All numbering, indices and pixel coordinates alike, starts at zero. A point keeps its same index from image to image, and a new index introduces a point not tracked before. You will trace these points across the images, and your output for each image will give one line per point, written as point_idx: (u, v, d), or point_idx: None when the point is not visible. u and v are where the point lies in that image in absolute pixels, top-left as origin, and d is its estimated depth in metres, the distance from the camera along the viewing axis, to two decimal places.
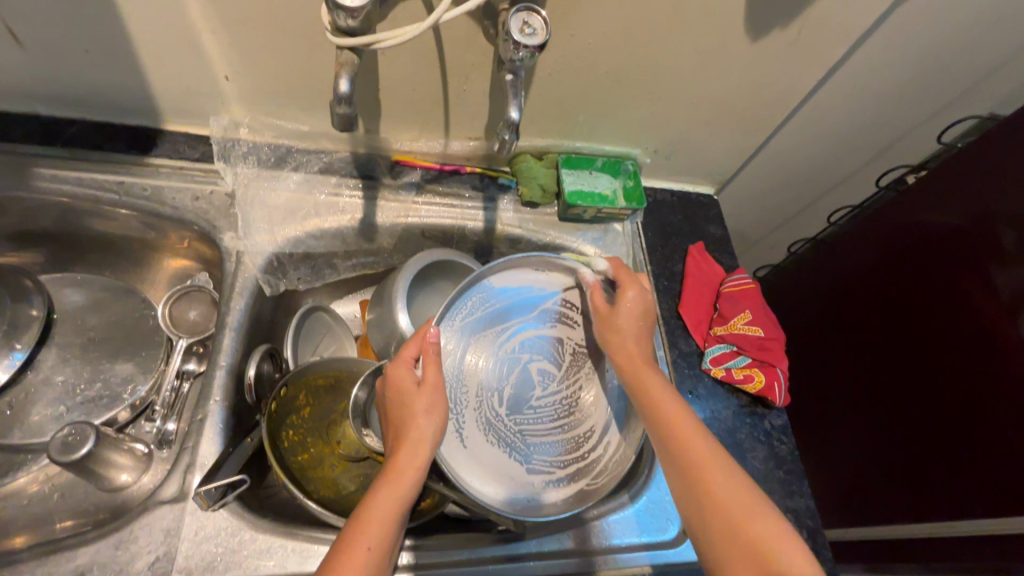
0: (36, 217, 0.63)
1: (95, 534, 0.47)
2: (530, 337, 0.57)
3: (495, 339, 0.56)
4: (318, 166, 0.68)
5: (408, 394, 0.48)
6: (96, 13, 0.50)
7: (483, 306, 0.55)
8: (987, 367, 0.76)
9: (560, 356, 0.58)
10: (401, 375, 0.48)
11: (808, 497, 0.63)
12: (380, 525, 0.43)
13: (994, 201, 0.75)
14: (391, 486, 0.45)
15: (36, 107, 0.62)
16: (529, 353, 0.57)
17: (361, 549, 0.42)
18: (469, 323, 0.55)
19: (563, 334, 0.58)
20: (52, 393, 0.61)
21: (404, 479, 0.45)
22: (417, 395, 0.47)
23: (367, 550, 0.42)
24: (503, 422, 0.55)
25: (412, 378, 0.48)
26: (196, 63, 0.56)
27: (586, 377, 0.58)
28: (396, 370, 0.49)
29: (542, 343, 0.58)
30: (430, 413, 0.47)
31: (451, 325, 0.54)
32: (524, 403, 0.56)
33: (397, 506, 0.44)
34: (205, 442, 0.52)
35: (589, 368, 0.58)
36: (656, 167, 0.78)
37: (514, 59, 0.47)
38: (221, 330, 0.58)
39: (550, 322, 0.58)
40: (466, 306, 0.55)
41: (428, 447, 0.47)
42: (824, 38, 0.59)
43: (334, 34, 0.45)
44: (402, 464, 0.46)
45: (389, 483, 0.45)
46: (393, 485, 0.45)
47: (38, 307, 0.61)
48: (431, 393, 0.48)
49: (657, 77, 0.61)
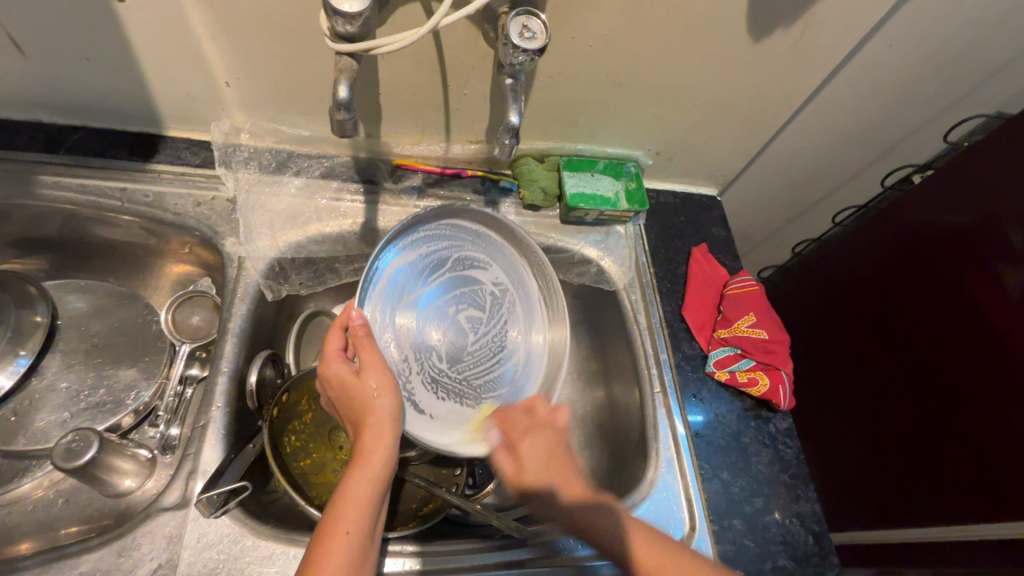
0: (40, 225, 0.63)
1: (99, 541, 0.47)
2: (448, 295, 0.59)
3: (415, 303, 0.57)
4: (319, 171, 0.68)
5: (352, 385, 0.47)
6: (97, 23, 0.50)
7: (398, 267, 0.55)
8: (994, 369, 0.75)
9: (478, 300, 0.61)
10: (336, 368, 0.48)
11: (814, 502, 0.63)
12: (356, 510, 0.42)
13: (1003, 200, 0.74)
14: (361, 470, 0.44)
15: (40, 114, 0.62)
16: (451, 305, 0.59)
17: (340, 535, 0.41)
18: (391, 295, 0.54)
19: (478, 286, 0.61)
20: (56, 398, 0.61)
21: (373, 460, 0.45)
22: (361, 382, 0.47)
23: (347, 535, 0.41)
24: (447, 376, 0.58)
25: (350, 368, 0.48)
26: (198, 70, 0.56)
27: (511, 325, 0.62)
28: (329, 365, 0.48)
29: (457, 294, 0.60)
30: (383, 391, 0.46)
31: (376, 300, 0.53)
32: (460, 353, 0.59)
33: (371, 487, 0.44)
34: (207, 449, 0.52)
35: (507, 303, 0.62)
36: (659, 169, 0.78)
37: (514, 63, 0.46)
38: (223, 336, 0.58)
39: (459, 270, 0.60)
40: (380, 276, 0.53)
41: (392, 425, 0.47)
42: (827, 38, 0.58)
43: (333, 40, 0.46)
44: (367, 447, 0.45)
45: (358, 469, 0.44)
46: (363, 468, 0.44)
47: (42, 313, 0.62)
48: (374, 374, 0.47)
49: (658, 79, 0.61)
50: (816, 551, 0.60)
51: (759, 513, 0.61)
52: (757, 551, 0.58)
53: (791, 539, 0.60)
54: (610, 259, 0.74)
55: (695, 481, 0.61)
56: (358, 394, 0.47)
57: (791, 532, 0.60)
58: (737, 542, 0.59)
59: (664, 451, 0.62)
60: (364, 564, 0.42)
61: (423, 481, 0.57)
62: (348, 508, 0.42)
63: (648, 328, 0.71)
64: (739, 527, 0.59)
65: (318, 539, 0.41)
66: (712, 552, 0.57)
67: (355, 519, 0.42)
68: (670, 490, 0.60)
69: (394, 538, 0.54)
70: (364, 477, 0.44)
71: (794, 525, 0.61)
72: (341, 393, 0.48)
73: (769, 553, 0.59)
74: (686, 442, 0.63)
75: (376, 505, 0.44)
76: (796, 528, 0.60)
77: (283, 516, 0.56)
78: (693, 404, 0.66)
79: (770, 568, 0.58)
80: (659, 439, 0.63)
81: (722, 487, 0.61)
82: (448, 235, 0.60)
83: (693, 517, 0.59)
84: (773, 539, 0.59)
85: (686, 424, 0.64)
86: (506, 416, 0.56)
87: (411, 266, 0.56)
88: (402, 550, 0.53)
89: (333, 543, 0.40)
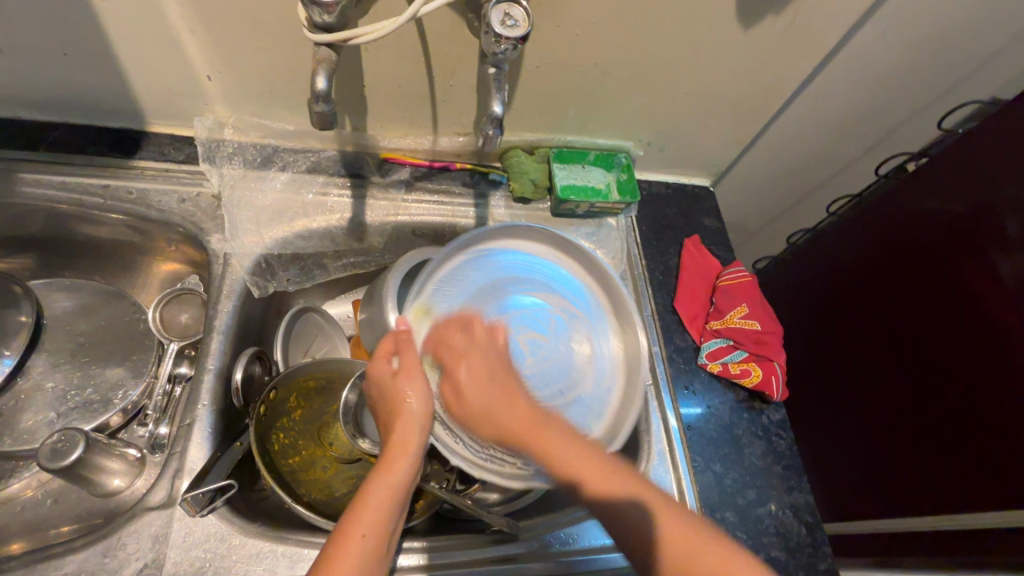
0: (22, 223, 0.62)
1: (84, 541, 0.47)
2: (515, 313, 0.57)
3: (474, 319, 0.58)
4: (305, 165, 0.67)
5: (388, 386, 0.47)
6: (72, 17, 0.49)
7: (462, 289, 0.56)
8: (991, 360, 0.75)
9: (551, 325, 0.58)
10: (378, 366, 0.48)
11: (807, 493, 0.62)
12: (376, 515, 0.42)
13: (1000, 187, 0.73)
14: (383, 471, 0.44)
15: (21, 111, 0.61)
16: (521, 327, 0.56)
17: (354, 537, 0.40)
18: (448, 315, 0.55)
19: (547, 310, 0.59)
20: (43, 398, 0.60)
21: (399, 464, 0.44)
22: (396, 384, 0.47)
23: (362, 537, 0.40)
24: None
25: (389, 368, 0.48)
26: (177, 63, 0.55)
27: (580, 331, 0.59)
28: (375, 362, 0.48)
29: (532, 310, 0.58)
30: (418, 396, 0.46)
31: (430, 316, 0.54)
32: None
33: (393, 493, 0.43)
34: (193, 448, 0.52)
35: (579, 327, 0.59)
36: (651, 159, 0.77)
37: (497, 52, 0.45)
38: (209, 334, 0.57)
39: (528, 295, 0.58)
40: (435, 295, 0.55)
41: (420, 430, 0.46)
42: (818, 25, 0.57)
43: (312, 31, 0.45)
44: (392, 449, 0.45)
45: (380, 471, 0.44)
46: (387, 471, 0.44)
47: (26, 313, 0.61)
48: (409, 378, 0.47)
49: (647, 68, 0.60)
50: (808, 541, 0.59)
51: (752, 505, 0.60)
52: (750, 543, 0.58)
53: (785, 530, 0.59)
54: (603, 252, 0.74)
55: (687, 473, 0.61)
56: (391, 398, 0.47)
57: (785, 523, 0.60)
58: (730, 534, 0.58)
59: (656, 444, 0.62)
60: (376, 568, 0.41)
61: (413, 477, 0.56)
62: (365, 511, 0.42)
63: (640, 320, 0.70)
64: (732, 520, 0.59)
65: (333, 540, 0.40)
66: None
67: (372, 524, 0.41)
68: (663, 483, 0.60)
69: None
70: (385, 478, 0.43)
71: (787, 516, 0.60)
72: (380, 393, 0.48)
73: (762, 544, 0.58)
74: (679, 435, 0.63)
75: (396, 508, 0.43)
76: (789, 519, 0.60)
77: (272, 515, 0.55)
78: (686, 396, 0.65)
79: (763, 559, 0.58)
80: (651, 432, 0.63)
81: (715, 480, 0.61)
82: (510, 260, 0.60)
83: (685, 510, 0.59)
84: (767, 531, 0.59)
85: (679, 417, 0.64)
86: (448, 324, 0.52)
87: (469, 285, 0.57)
88: None
89: (345, 543, 0.40)
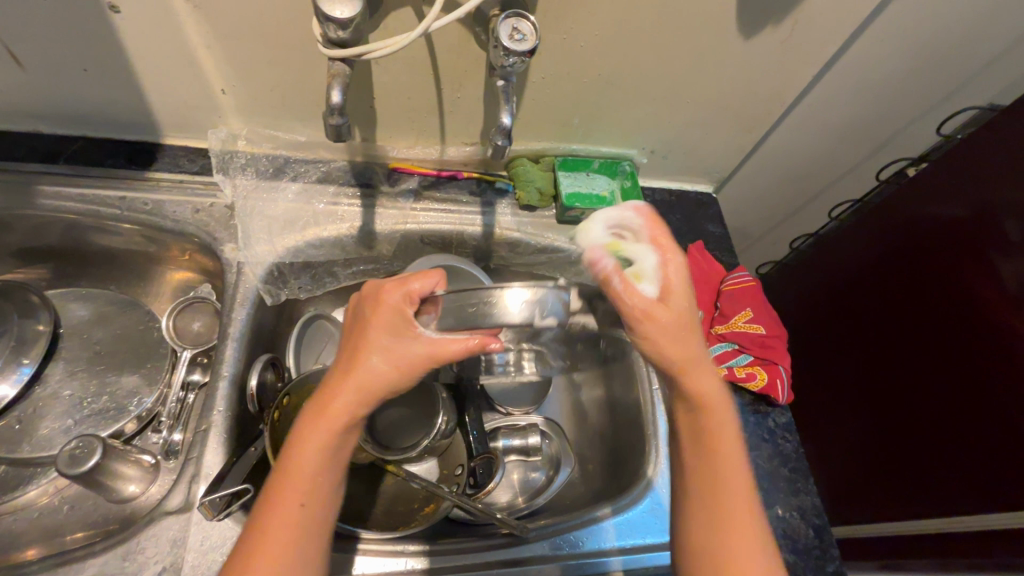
0: (40, 234, 0.64)
1: (104, 545, 0.48)
2: None
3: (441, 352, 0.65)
4: (316, 176, 0.68)
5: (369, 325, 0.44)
6: (94, 36, 0.51)
7: None
8: (995, 362, 0.75)
9: None
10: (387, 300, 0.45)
11: (814, 495, 0.63)
12: (305, 478, 0.41)
13: (1001, 192, 0.74)
14: (315, 425, 0.42)
15: (40, 125, 0.63)
16: None
17: (291, 504, 0.40)
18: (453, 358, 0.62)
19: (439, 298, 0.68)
20: (60, 405, 0.61)
21: (329, 422, 0.42)
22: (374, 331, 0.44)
23: (301, 505, 0.40)
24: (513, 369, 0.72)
25: (392, 306, 0.44)
26: (193, 78, 0.56)
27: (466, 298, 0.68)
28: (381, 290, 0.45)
29: None
30: (384, 356, 0.43)
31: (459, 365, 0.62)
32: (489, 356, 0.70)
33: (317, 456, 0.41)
34: (209, 452, 0.53)
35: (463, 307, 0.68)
36: (655, 167, 0.78)
37: (506, 66, 0.47)
38: (224, 341, 0.58)
39: None
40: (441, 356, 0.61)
41: (363, 390, 0.43)
42: (817, 34, 0.58)
43: (326, 46, 0.46)
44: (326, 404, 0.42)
45: (308, 425, 0.42)
46: (319, 429, 0.42)
47: (44, 321, 0.62)
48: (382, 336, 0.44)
49: (650, 79, 0.61)
50: (816, 543, 0.60)
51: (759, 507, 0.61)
52: None
53: (792, 533, 0.60)
54: None
55: None
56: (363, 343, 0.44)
57: (792, 526, 0.60)
58: None
59: (663, 447, 0.63)
60: (314, 512, 0.41)
61: (425, 481, 0.56)
62: (298, 470, 0.41)
63: None
64: None
65: (261, 508, 0.40)
66: None
67: (304, 489, 0.40)
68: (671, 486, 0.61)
69: (397, 538, 0.54)
70: (310, 440, 0.41)
71: (795, 519, 0.61)
72: (360, 326, 0.45)
73: None
74: None
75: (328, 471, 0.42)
76: (797, 522, 0.61)
77: None
78: None
79: None
80: (658, 436, 0.63)
81: None
82: None
83: None
84: (774, 533, 0.60)
85: None
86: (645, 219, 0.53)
87: None
88: (403, 550, 0.53)
89: (274, 498, 0.40)
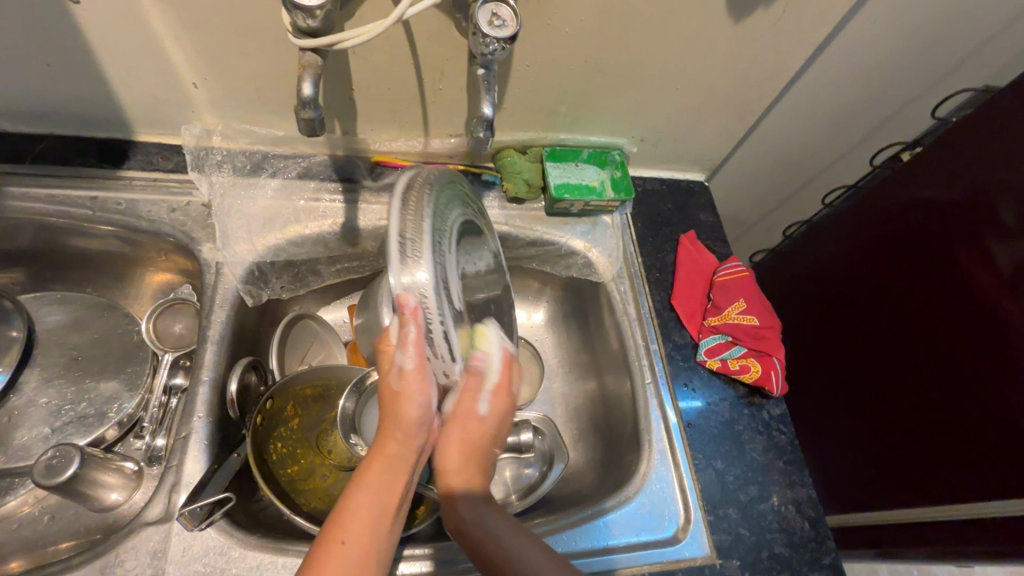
0: (10, 236, 0.62)
1: (83, 558, 0.46)
2: None
3: None
4: (296, 171, 0.66)
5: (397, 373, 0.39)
6: (54, 30, 0.48)
7: None
8: (990, 350, 0.74)
9: None
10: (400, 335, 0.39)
11: (809, 487, 0.62)
12: (359, 519, 0.39)
13: (997, 176, 0.72)
14: (367, 479, 0.40)
15: (4, 123, 0.60)
16: None
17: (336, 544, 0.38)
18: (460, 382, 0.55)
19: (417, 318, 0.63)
20: (38, 413, 0.60)
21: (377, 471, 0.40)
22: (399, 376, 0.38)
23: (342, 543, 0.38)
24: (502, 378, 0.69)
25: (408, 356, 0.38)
26: (162, 72, 0.54)
27: None
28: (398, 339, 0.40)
29: None
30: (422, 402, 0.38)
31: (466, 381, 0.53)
32: None
33: (371, 500, 0.40)
34: (189, 461, 0.51)
35: None
36: (646, 156, 0.77)
37: (486, 53, 0.45)
38: (203, 345, 0.57)
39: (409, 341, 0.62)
40: None
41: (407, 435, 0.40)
42: (809, 16, 0.57)
43: (296, 35, 0.44)
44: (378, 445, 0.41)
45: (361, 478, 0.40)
46: (374, 473, 0.40)
47: (18, 328, 0.60)
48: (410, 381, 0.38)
49: (638, 66, 0.60)
50: (812, 535, 0.59)
51: (754, 501, 0.60)
52: (753, 540, 0.58)
53: (787, 526, 0.59)
54: (599, 250, 0.72)
55: (688, 471, 0.60)
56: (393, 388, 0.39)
57: (787, 518, 0.60)
58: (733, 532, 0.58)
59: (656, 443, 0.62)
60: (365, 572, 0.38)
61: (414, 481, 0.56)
62: (351, 520, 0.39)
63: (637, 318, 0.69)
64: (735, 517, 0.59)
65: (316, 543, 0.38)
66: (708, 543, 0.57)
67: (353, 531, 0.39)
68: (664, 481, 0.60)
69: None
70: (364, 480, 0.40)
71: (790, 511, 0.60)
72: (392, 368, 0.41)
73: (766, 541, 0.58)
74: (679, 432, 0.63)
75: (381, 516, 0.40)
76: (792, 514, 0.60)
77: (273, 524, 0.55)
78: (685, 393, 0.65)
79: (767, 556, 0.57)
80: (651, 431, 0.62)
81: (716, 476, 0.61)
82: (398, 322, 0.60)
83: (687, 508, 0.58)
84: (770, 527, 0.59)
85: (679, 413, 0.64)
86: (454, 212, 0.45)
87: None
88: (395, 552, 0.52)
89: (331, 554, 0.37)
